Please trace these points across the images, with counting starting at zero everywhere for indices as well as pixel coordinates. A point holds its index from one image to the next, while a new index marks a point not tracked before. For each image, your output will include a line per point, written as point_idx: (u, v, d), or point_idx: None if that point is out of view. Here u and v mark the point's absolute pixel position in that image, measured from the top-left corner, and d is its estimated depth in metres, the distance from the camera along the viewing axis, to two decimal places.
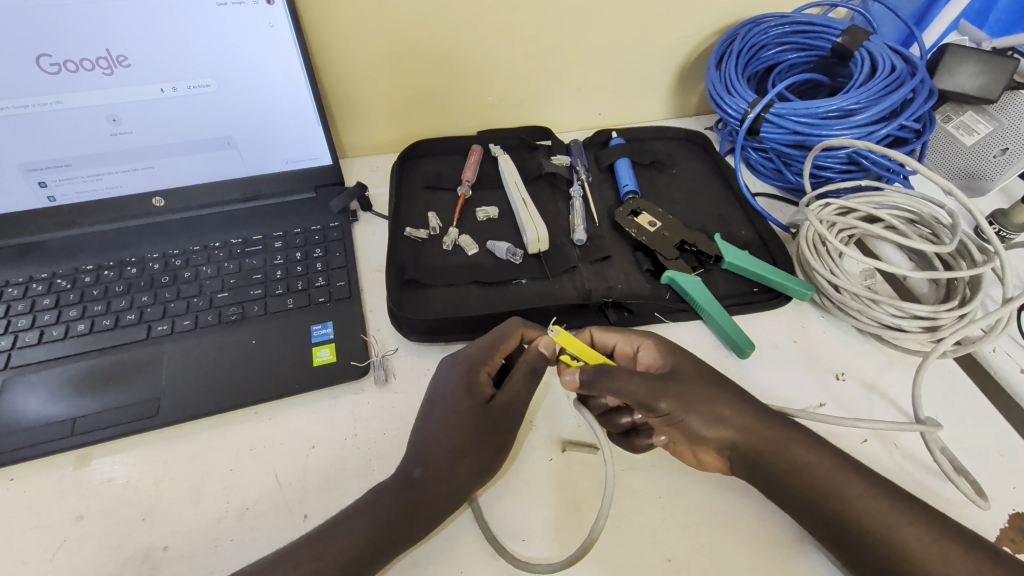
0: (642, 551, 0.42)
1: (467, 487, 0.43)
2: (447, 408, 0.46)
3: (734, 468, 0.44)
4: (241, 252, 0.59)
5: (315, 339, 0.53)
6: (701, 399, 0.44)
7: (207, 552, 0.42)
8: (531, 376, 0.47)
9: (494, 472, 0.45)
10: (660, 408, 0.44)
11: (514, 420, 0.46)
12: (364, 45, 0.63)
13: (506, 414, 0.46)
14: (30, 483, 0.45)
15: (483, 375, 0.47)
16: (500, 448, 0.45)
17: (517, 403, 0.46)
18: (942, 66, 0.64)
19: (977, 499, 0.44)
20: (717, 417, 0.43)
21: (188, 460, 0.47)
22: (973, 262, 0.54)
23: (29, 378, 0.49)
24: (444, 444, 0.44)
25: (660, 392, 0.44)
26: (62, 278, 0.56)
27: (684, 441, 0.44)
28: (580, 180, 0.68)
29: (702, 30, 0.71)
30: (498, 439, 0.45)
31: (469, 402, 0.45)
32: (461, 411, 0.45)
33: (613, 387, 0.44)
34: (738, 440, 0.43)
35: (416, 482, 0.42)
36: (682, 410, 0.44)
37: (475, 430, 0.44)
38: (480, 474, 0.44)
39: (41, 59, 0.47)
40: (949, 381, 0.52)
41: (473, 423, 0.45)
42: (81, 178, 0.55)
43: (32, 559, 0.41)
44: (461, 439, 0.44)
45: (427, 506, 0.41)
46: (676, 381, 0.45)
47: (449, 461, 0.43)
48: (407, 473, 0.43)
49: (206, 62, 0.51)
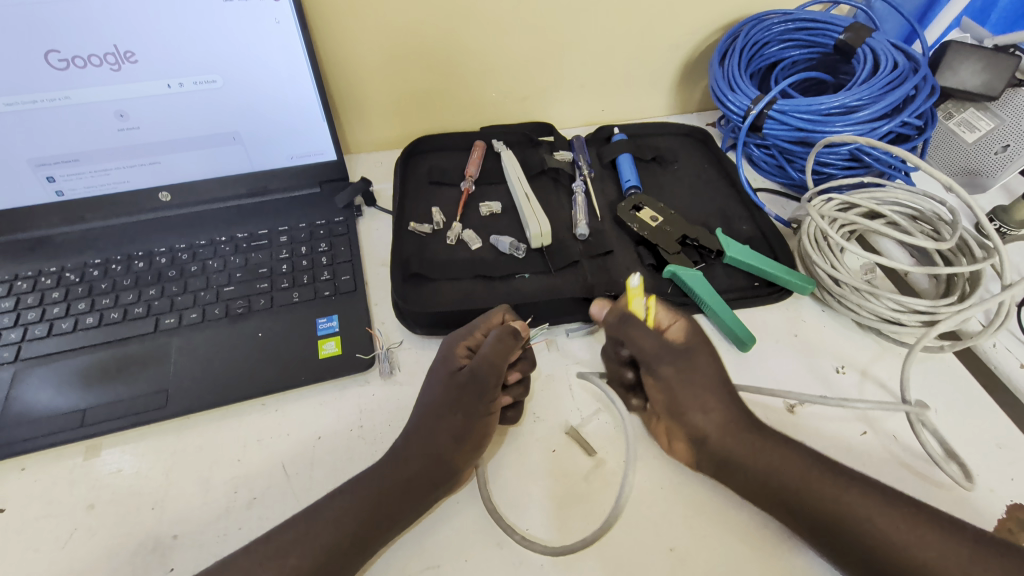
0: (644, 540, 0.43)
1: (439, 451, 0.44)
2: (428, 380, 0.48)
3: (701, 462, 0.45)
4: (247, 246, 0.59)
5: (321, 332, 0.53)
6: (699, 384, 0.46)
7: (216, 541, 0.43)
8: (497, 342, 0.46)
9: (470, 439, 0.45)
10: (658, 372, 0.46)
11: (483, 389, 0.45)
12: (369, 43, 0.63)
13: (470, 381, 0.46)
14: (41, 472, 0.46)
15: (461, 348, 0.49)
16: (471, 414, 0.45)
17: (481, 368, 0.45)
18: (944, 63, 0.65)
19: (961, 480, 0.45)
20: (705, 407, 0.45)
21: (196, 450, 0.47)
22: (973, 258, 0.54)
23: (37, 370, 0.50)
24: (420, 412, 0.47)
25: (665, 359, 0.46)
26: (71, 272, 0.56)
27: (665, 411, 0.47)
28: (583, 175, 0.68)
29: (705, 28, 0.72)
30: (467, 407, 0.45)
31: (444, 372, 0.48)
32: (437, 379, 0.48)
33: (628, 335, 0.47)
34: (710, 435, 0.44)
35: (397, 451, 0.44)
36: (676, 387, 0.46)
37: (447, 397, 0.46)
38: (456, 442, 0.44)
39: (49, 55, 0.48)
40: (948, 375, 0.53)
41: (445, 390, 0.47)
42: (89, 174, 0.55)
43: (44, 547, 0.42)
44: (433, 405, 0.46)
45: (417, 471, 0.43)
46: (681, 361, 0.46)
47: (424, 428, 0.45)
48: (393, 446, 0.45)
49: (211, 59, 0.52)
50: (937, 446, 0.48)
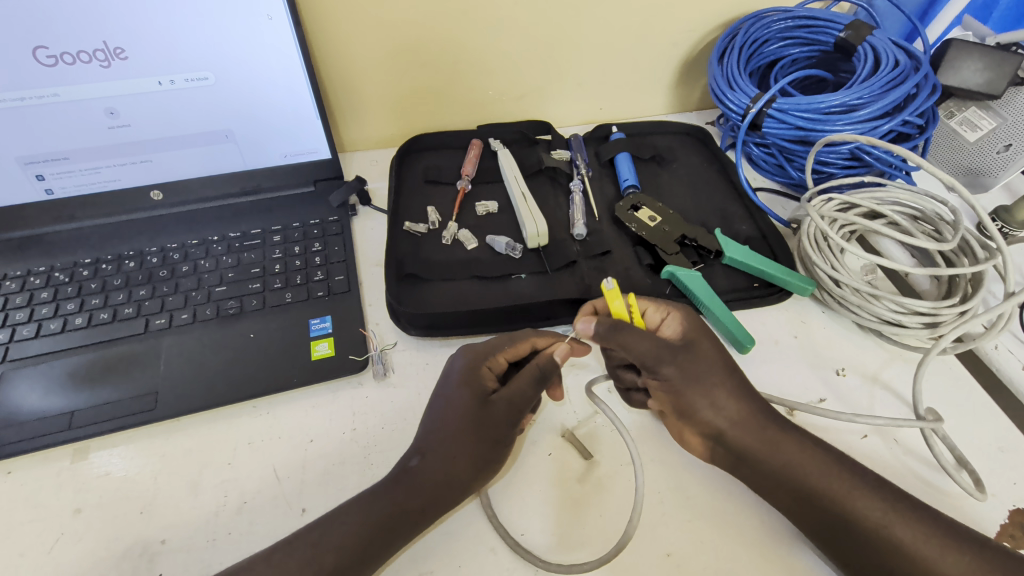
0: (641, 547, 0.42)
1: (464, 478, 0.42)
2: (447, 399, 0.45)
3: (716, 455, 0.44)
4: (240, 246, 0.59)
5: (313, 334, 0.52)
6: (705, 378, 0.44)
7: (204, 546, 0.42)
8: (539, 380, 0.46)
9: (493, 467, 0.43)
10: (661, 373, 0.44)
11: (515, 419, 0.44)
12: (364, 40, 0.62)
13: (506, 407, 0.44)
14: (27, 476, 0.45)
15: (486, 370, 0.47)
16: (497, 441, 0.44)
17: (518, 398, 0.45)
18: (947, 62, 0.64)
19: (973, 490, 0.44)
20: (714, 402, 0.43)
21: (186, 453, 0.47)
22: (975, 259, 0.54)
23: (25, 371, 0.49)
24: (439, 433, 0.44)
25: (667, 359, 0.44)
26: (60, 272, 0.55)
27: (675, 413, 0.45)
28: (580, 175, 0.67)
29: (704, 25, 0.71)
30: (497, 434, 0.44)
31: (469, 393, 0.45)
32: (461, 401, 0.45)
33: (622, 343, 0.45)
34: (726, 430, 0.43)
35: (413, 471, 0.42)
36: (684, 383, 0.44)
37: (471, 421, 0.44)
38: (480, 468, 0.43)
39: (38, 51, 0.47)
40: (950, 378, 0.52)
41: (473, 413, 0.44)
42: (79, 172, 0.54)
43: (29, 552, 0.41)
44: (456, 427, 0.44)
45: (432, 496, 0.41)
46: (686, 355, 0.45)
47: (443, 451, 0.43)
48: (405, 462, 0.43)
49: (203, 55, 0.51)
50: (948, 454, 0.47)
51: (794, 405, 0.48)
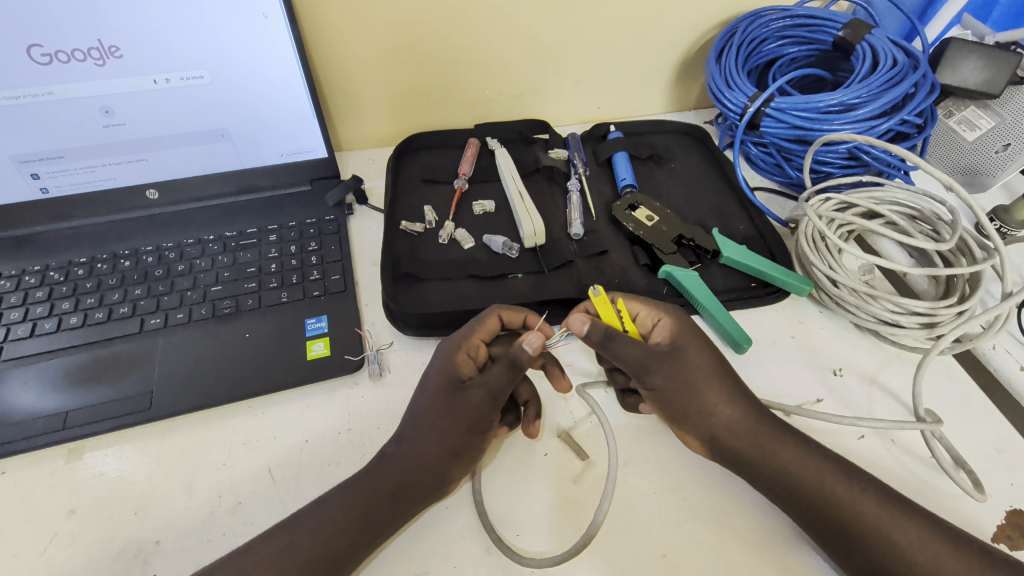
0: (637, 548, 0.42)
1: (437, 466, 0.42)
2: (425, 388, 0.46)
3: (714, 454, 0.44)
4: (236, 245, 0.59)
5: (309, 333, 0.52)
6: (694, 384, 0.44)
7: (199, 547, 0.42)
8: (512, 369, 0.44)
9: (468, 455, 0.43)
10: (649, 382, 0.45)
11: (487, 407, 0.44)
12: (361, 39, 0.62)
13: (477, 397, 0.44)
14: (21, 476, 0.45)
15: (463, 357, 0.46)
16: (471, 429, 0.43)
17: (490, 388, 0.44)
18: (945, 61, 0.64)
19: (972, 490, 0.44)
20: (704, 407, 0.44)
21: (181, 453, 0.46)
22: (973, 258, 0.53)
23: (19, 370, 0.49)
24: (416, 421, 0.44)
25: (653, 367, 0.44)
26: (55, 271, 0.55)
27: (669, 419, 0.45)
28: (578, 174, 0.67)
29: (702, 24, 0.70)
30: (469, 422, 0.43)
31: (444, 382, 0.45)
32: (435, 390, 0.45)
33: (612, 352, 0.45)
34: (719, 432, 0.43)
35: (390, 456, 0.43)
36: (672, 390, 0.44)
37: (445, 410, 0.44)
38: (454, 455, 0.43)
39: (32, 50, 0.46)
40: (947, 378, 0.52)
41: (446, 400, 0.44)
42: (74, 171, 0.54)
43: (23, 553, 0.41)
44: (430, 415, 0.44)
45: (411, 487, 0.42)
46: (672, 362, 0.45)
47: (419, 440, 0.43)
48: (383, 449, 0.44)
49: (198, 53, 0.51)
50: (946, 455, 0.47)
51: (790, 407, 0.48)
